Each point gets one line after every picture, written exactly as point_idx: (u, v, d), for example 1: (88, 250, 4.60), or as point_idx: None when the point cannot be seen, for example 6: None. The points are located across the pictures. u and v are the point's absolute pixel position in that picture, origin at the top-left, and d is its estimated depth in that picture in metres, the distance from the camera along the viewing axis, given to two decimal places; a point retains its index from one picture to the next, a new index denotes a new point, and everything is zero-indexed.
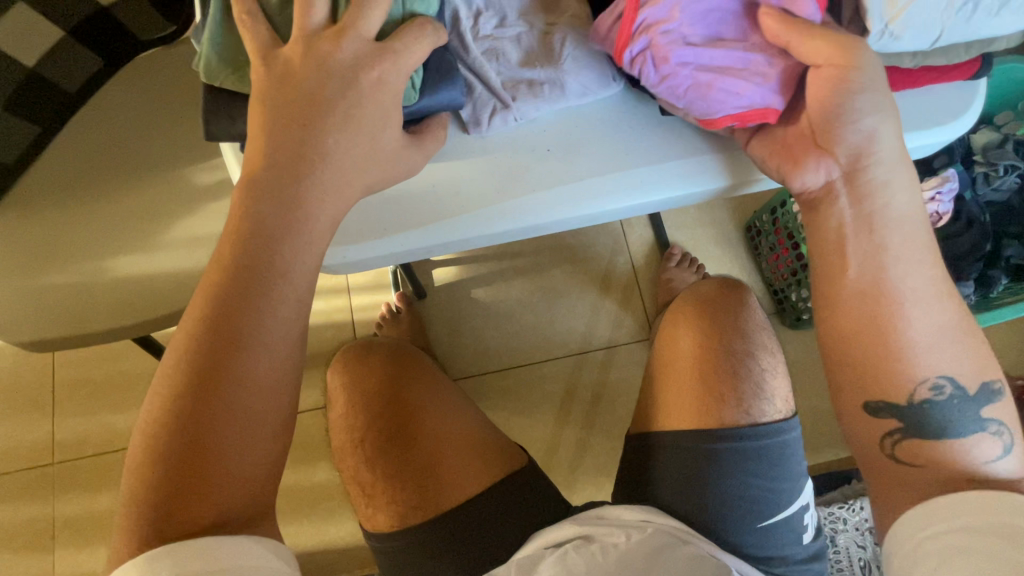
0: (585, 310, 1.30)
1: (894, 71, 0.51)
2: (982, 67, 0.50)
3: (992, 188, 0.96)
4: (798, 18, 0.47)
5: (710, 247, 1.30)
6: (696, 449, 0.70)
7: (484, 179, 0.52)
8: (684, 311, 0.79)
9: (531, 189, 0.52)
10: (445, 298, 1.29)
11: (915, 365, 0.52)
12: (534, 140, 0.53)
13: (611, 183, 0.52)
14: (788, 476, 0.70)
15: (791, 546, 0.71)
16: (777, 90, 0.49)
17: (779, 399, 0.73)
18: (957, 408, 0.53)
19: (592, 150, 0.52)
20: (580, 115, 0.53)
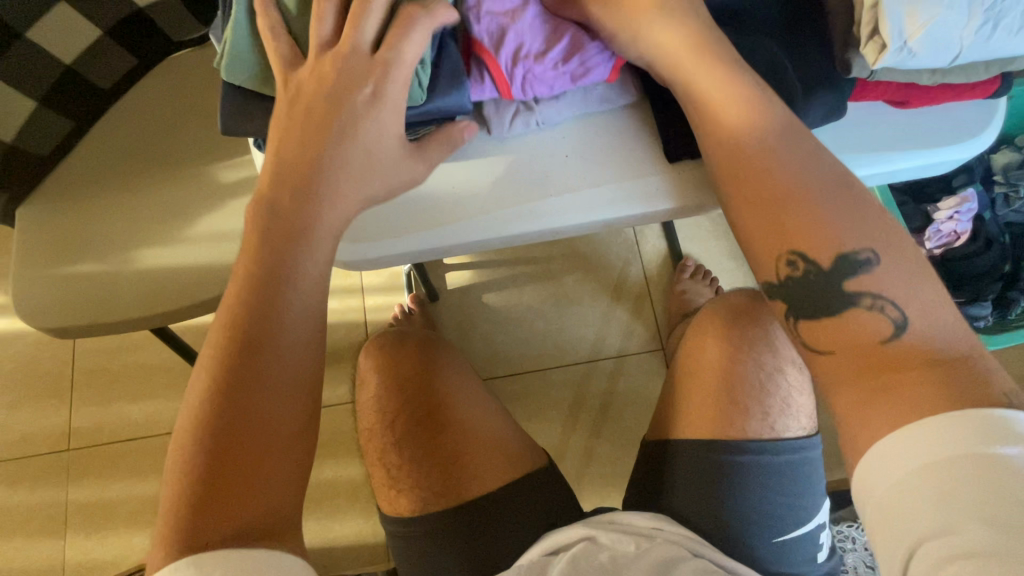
0: (595, 318, 1.30)
1: (912, 88, 0.50)
2: (1001, 86, 0.50)
3: (1013, 209, 0.95)
4: None
5: (723, 259, 1.30)
6: (716, 459, 0.69)
7: (508, 182, 0.53)
8: (712, 319, 0.77)
9: (554, 194, 0.53)
10: (457, 302, 1.30)
11: (810, 248, 0.47)
12: (550, 145, 0.54)
13: (625, 190, 0.52)
14: (807, 492, 0.70)
15: (805, 563, 0.71)
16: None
17: (803, 415, 0.72)
18: (829, 279, 0.46)
19: (605, 158, 0.53)
20: (592, 124, 0.54)
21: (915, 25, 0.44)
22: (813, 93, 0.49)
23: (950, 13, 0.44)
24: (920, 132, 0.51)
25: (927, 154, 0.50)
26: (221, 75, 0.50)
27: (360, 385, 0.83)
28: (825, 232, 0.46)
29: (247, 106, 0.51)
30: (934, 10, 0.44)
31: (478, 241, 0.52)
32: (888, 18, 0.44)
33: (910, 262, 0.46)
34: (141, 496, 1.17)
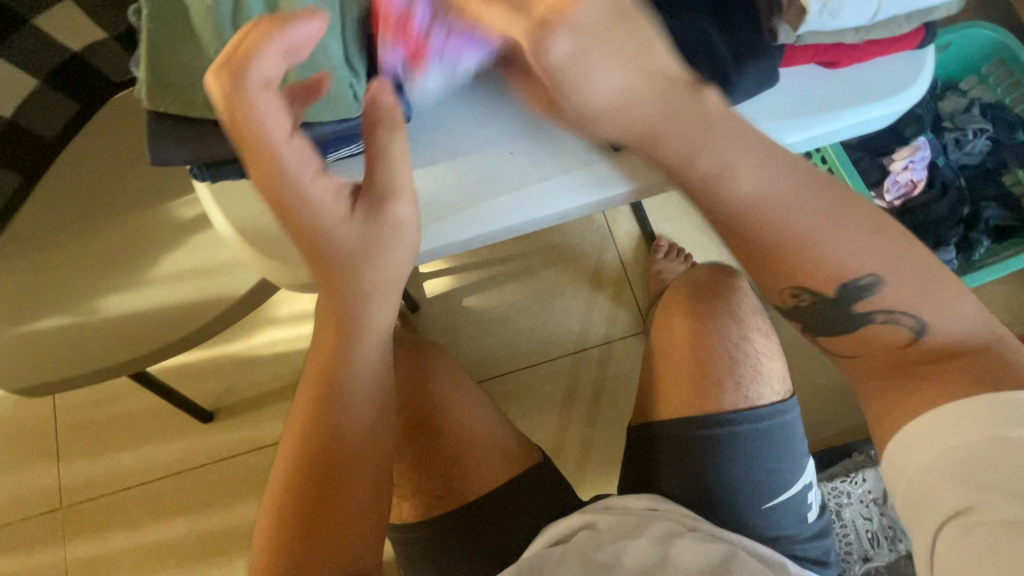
0: (578, 309, 1.31)
1: (839, 49, 0.50)
2: (925, 37, 0.51)
3: (964, 152, 0.96)
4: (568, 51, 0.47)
5: (696, 235, 1.31)
6: (697, 435, 0.69)
7: (463, 182, 0.52)
8: (680, 295, 0.77)
9: (513, 186, 0.52)
10: (439, 309, 1.30)
11: (786, 279, 0.48)
12: (503, 138, 0.52)
13: (598, 172, 0.52)
14: (792, 456, 0.69)
15: (797, 525, 0.70)
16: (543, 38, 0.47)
17: (776, 380, 0.71)
18: (829, 308, 0.48)
19: (567, 140, 0.52)
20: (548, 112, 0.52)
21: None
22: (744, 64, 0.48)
23: None
24: (853, 89, 0.51)
25: (860, 113, 0.51)
26: (145, 106, 0.45)
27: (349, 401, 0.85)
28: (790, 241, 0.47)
29: (167, 131, 0.45)
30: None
31: (432, 246, 0.51)
32: None
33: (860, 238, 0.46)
34: (143, 544, 1.16)
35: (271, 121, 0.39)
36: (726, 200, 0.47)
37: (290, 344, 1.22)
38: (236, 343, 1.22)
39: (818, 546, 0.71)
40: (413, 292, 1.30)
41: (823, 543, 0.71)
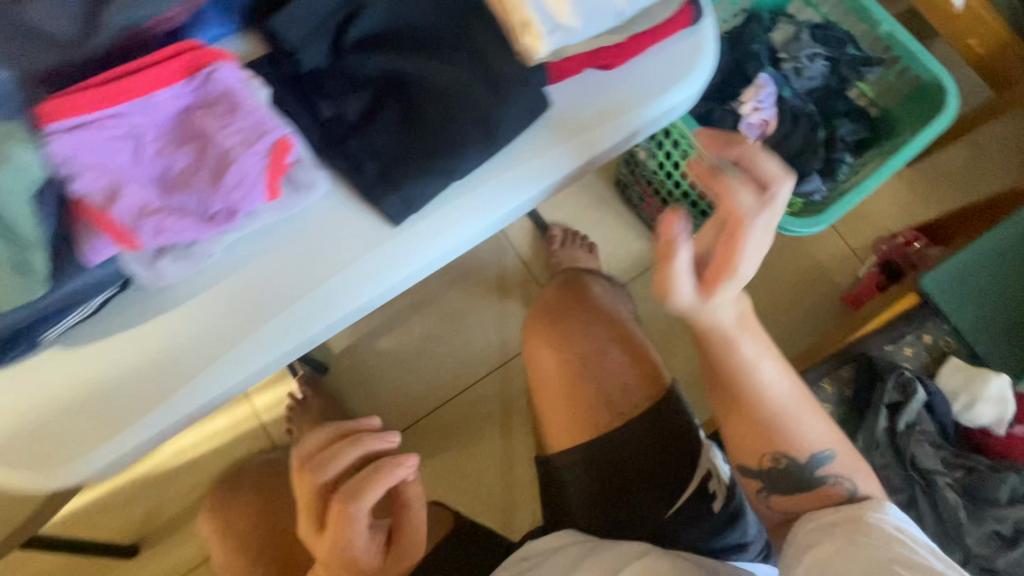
0: (492, 321, 1.25)
1: (609, 49, 0.45)
2: (695, 11, 0.46)
3: (806, 78, 0.95)
4: (272, 163, 0.39)
5: (588, 215, 1.26)
6: (584, 461, 0.68)
7: (220, 313, 0.42)
8: (538, 323, 0.79)
9: (284, 302, 0.42)
10: (349, 362, 1.19)
11: (772, 439, 0.56)
12: (258, 249, 0.42)
13: (379, 261, 0.43)
14: (679, 451, 0.67)
15: (709, 518, 0.64)
16: (236, 147, 0.38)
17: (642, 383, 0.71)
18: (799, 473, 0.55)
19: (337, 233, 0.43)
20: (307, 210, 0.42)
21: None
22: (508, 95, 0.43)
23: None
24: (634, 88, 0.47)
25: (651, 112, 0.47)
26: None
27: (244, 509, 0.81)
28: (772, 416, 0.56)
29: None
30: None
31: (213, 394, 0.42)
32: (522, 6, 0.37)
33: (823, 434, 0.56)
34: None
35: (358, 524, 0.46)
36: (740, 377, 0.56)
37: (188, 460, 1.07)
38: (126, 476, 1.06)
39: (740, 530, 0.64)
40: (317, 353, 1.18)
41: (747, 527, 0.65)
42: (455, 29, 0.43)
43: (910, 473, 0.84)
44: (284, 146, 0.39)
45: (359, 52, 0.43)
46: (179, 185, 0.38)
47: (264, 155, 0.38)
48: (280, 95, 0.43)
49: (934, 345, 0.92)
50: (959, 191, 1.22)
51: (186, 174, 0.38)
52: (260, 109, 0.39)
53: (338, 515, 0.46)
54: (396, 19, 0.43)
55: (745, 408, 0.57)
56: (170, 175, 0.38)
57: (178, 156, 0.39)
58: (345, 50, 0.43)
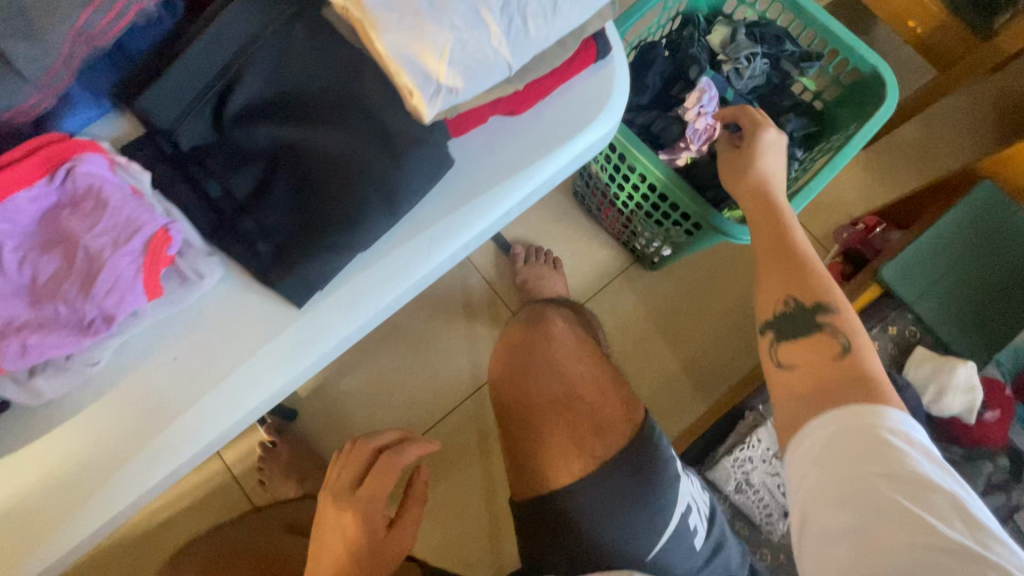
0: (461, 346, 1.14)
1: (512, 97, 0.42)
2: (601, 48, 0.44)
3: (747, 79, 0.93)
4: (154, 258, 0.36)
5: (556, 227, 1.19)
6: (562, 508, 0.64)
7: (111, 427, 0.38)
8: (501, 368, 0.75)
9: (183, 405, 0.39)
10: (319, 403, 1.09)
11: (790, 283, 0.53)
12: (147, 353, 0.39)
13: (285, 348, 0.41)
14: (660, 492, 0.64)
15: (687, 558, 0.64)
16: (107, 245, 0.35)
17: (617, 422, 0.67)
18: (804, 322, 0.51)
19: (234, 323, 0.40)
20: (197, 303, 0.40)
21: (436, 62, 0.34)
22: (406, 158, 0.40)
23: (470, 34, 0.34)
24: (542, 134, 0.45)
25: (563, 156, 0.45)
26: None
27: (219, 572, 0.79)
28: (793, 263, 0.53)
29: None
30: (459, 25, 0.34)
31: (114, 513, 0.38)
32: (395, 68, 0.34)
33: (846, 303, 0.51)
34: None
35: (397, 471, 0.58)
36: (770, 225, 0.56)
37: (141, 533, 0.99)
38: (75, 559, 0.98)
39: (715, 565, 0.66)
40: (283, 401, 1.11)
41: (723, 559, 0.66)
42: (341, 92, 0.40)
43: None
44: (163, 239, 0.36)
45: (242, 124, 0.40)
46: (47, 294, 0.35)
47: (139, 254, 0.35)
48: (166, 178, 0.41)
49: (901, 335, 0.89)
50: (916, 169, 1.18)
51: (55, 282, 0.35)
52: (131, 203, 0.36)
53: (380, 466, 0.57)
54: (279, 84, 0.40)
55: (774, 262, 0.55)
56: (40, 286, 0.35)
57: (48, 263, 0.35)
58: (227, 125, 0.40)
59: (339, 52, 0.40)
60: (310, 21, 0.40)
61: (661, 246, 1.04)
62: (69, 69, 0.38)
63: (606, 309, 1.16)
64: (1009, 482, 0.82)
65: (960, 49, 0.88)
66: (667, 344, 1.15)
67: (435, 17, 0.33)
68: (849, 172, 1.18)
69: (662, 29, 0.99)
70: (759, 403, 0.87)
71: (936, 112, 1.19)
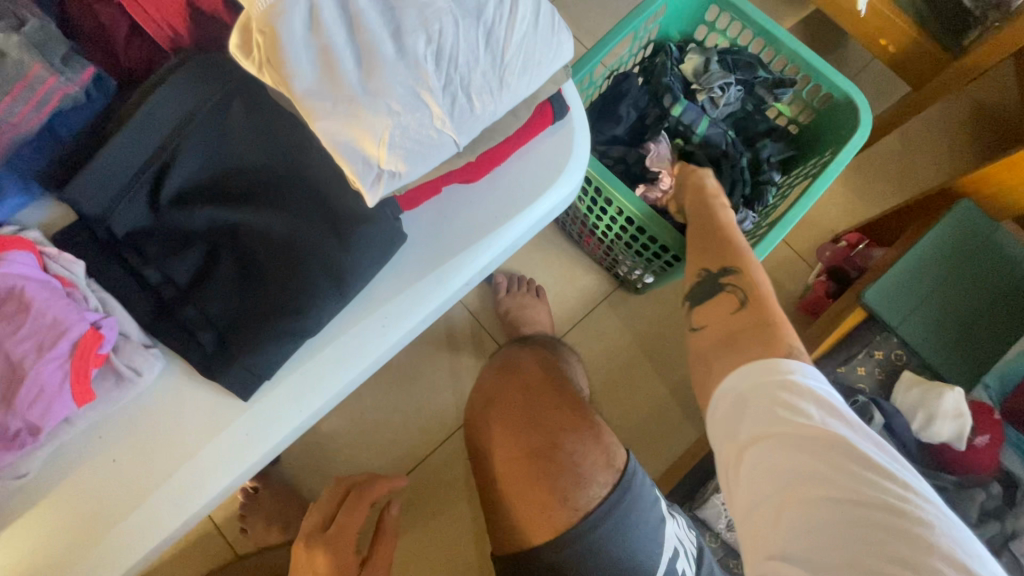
0: (446, 380, 1.06)
1: (467, 166, 0.40)
2: (557, 110, 0.42)
3: (722, 107, 0.92)
4: (82, 360, 0.34)
5: (538, 252, 1.16)
6: (545, 564, 0.60)
7: (45, 539, 0.36)
8: (474, 421, 0.73)
9: (125, 510, 0.37)
10: (301, 447, 1.03)
11: (700, 254, 0.55)
12: (83, 458, 0.36)
13: (232, 442, 0.38)
14: (645, 543, 0.61)
15: None
16: (31, 352, 0.33)
17: (599, 469, 0.63)
18: (707, 284, 0.52)
19: (177, 418, 0.38)
20: (138, 398, 0.37)
21: (375, 148, 0.32)
22: (354, 238, 0.38)
23: (410, 116, 0.32)
24: (500, 199, 0.43)
25: (524, 222, 0.43)
26: None
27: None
28: (706, 233, 0.55)
29: None
30: (397, 108, 0.32)
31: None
32: (334, 153, 0.32)
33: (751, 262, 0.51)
34: None
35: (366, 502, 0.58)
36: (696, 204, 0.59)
37: None
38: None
39: None
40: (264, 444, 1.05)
41: None
42: (285, 170, 0.39)
43: None
44: (92, 338, 0.34)
45: (181, 208, 0.39)
46: None
47: (66, 357, 0.33)
48: (99, 265, 0.38)
49: (886, 359, 0.85)
50: (899, 182, 1.16)
51: None
52: (58, 303, 0.34)
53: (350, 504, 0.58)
54: (219, 164, 0.39)
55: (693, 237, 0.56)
56: None
57: None
58: (164, 209, 0.39)
59: (278, 129, 0.39)
60: (248, 97, 0.39)
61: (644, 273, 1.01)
62: None
63: (591, 335, 1.12)
64: (1004, 508, 0.76)
65: (932, 66, 0.86)
66: (654, 368, 1.12)
67: (370, 100, 0.31)
68: (833, 187, 1.16)
69: (634, 57, 0.98)
70: None
71: (918, 126, 1.18)
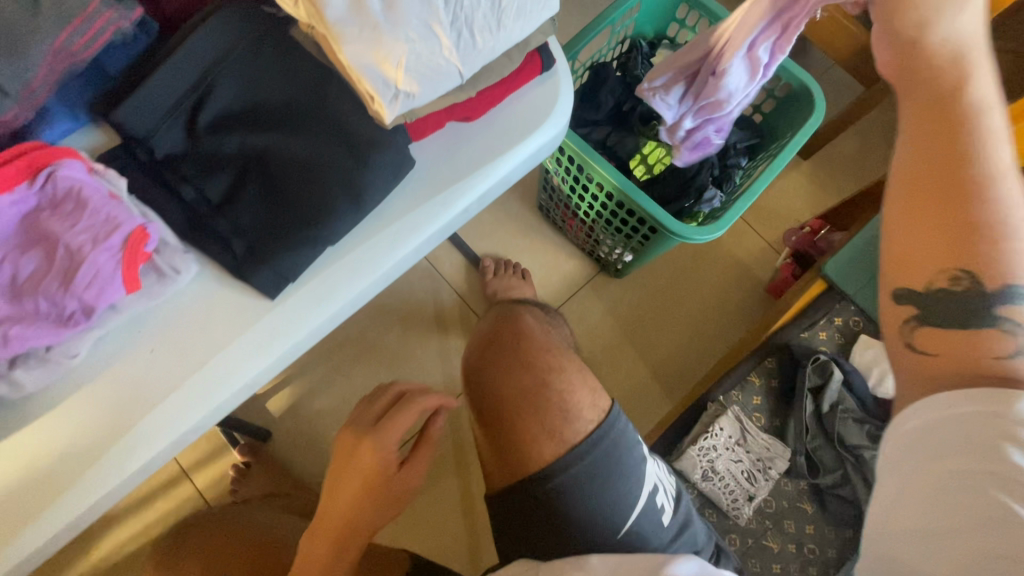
0: (435, 360, 1.09)
1: (467, 103, 0.47)
2: (544, 60, 0.49)
3: None
4: (132, 251, 0.38)
5: (524, 240, 1.20)
6: (535, 493, 0.65)
7: (92, 417, 0.40)
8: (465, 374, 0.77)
9: (162, 395, 0.41)
10: (292, 425, 1.04)
11: (962, 246, 0.38)
12: (125, 349, 0.41)
13: (257, 338, 0.43)
14: (626, 473, 0.66)
15: (654, 535, 0.66)
16: (88, 240, 0.37)
17: (586, 407, 0.69)
18: (961, 304, 0.39)
19: (209, 315, 0.42)
20: (178, 298, 0.42)
21: (394, 70, 0.38)
22: (370, 159, 0.43)
23: (423, 45, 0.39)
24: (495, 137, 0.49)
25: (516, 156, 0.49)
26: None
27: (174, 571, 0.65)
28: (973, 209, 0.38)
29: None
30: (413, 37, 0.38)
31: (92, 503, 0.39)
32: (359, 76, 0.38)
33: None
34: None
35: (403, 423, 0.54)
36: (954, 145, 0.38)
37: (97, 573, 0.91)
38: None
39: (684, 541, 0.68)
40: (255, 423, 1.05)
41: (691, 536, 0.69)
42: (310, 101, 0.44)
43: (842, 451, 0.88)
44: (138, 234, 0.39)
45: (216, 133, 0.43)
46: (28, 284, 0.37)
47: (118, 248, 0.38)
48: (142, 183, 0.43)
49: (845, 326, 0.95)
50: (854, 178, 1.26)
51: (36, 275, 0.37)
52: (109, 202, 0.39)
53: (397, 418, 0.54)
54: (249, 94, 0.44)
55: (942, 214, 0.39)
56: (23, 278, 0.37)
57: (28, 259, 0.37)
58: (199, 134, 0.43)
59: (303, 66, 0.44)
60: (276, 38, 0.44)
61: (623, 252, 1.08)
62: (48, 82, 0.40)
63: (574, 318, 1.18)
64: None
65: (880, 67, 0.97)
66: (634, 349, 1.18)
67: (391, 29, 0.38)
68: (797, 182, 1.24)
69: (612, 51, 1.05)
70: (720, 394, 0.92)
71: (868, 130, 1.29)
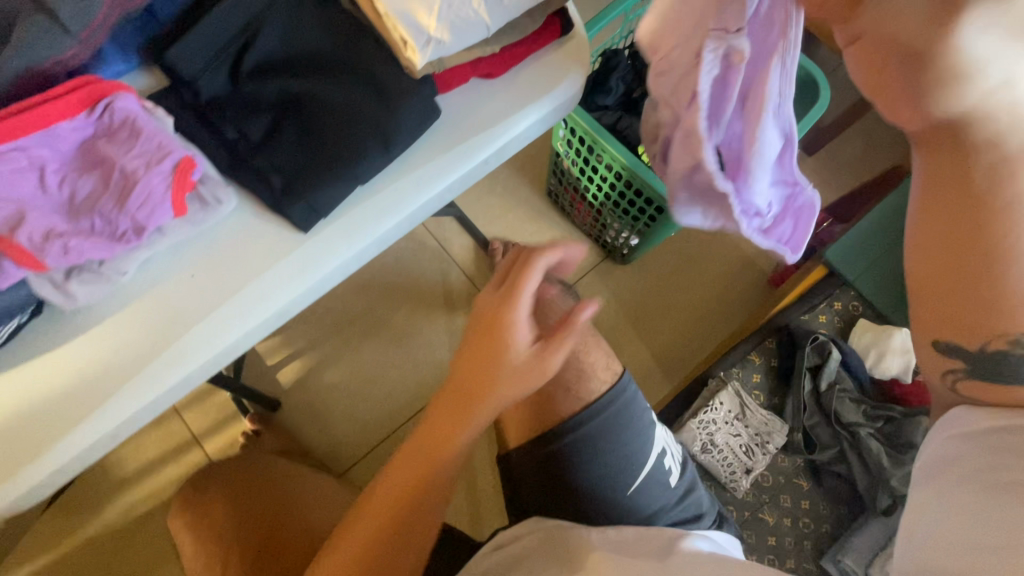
0: (443, 338, 1.11)
1: (491, 59, 0.50)
2: (563, 23, 0.52)
3: None
4: (179, 177, 0.41)
5: (533, 225, 1.22)
6: (547, 451, 0.67)
7: (138, 331, 0.43)
8: None
9: (202, 313, 0.44)
10: (301, 396, 1.06)
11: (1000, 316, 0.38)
12: (170, 271, 0.44)
13: (292, 266, 0.46)
14: (636, 435, 0.69)
15: (662, 494, 0.69)
16: (140, 166, 0.41)
17: (601, 369, 0.71)
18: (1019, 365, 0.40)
19: (248, 244, 0.46)
20: (219, 227, 0.46)
21: (427, 18, 0.42)
22: (401, 105, 0.47)
23: None
24: (515, 94, 0.52)
25: (534, 112, 0.52)
26: None
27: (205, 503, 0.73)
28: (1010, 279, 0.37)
29: None
30: None
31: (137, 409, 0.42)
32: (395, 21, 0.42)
33: None
34: None
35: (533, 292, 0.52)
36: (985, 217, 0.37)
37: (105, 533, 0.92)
38: (20, 570, 0.90)
39: (690, 502, 0.70)
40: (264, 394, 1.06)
41: (697, 498, 0.71)
42: (346, 51, 0.47)
43: (839, 427, 0.90)
44: (185, 163, 0.42)
45: (258, 78, 0.47)
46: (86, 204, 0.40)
47: (168, 173, 0.41)
48: (186, 124, 0.46)
49: (844, 310, 0.97)
50: (858, 174, 1.28)
51: (92, 197, 0.40)
52: (160, 132, 0.42)
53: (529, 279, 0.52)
54: (289, 44, 0.47)
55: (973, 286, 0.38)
56: (81, 199, 0.40)
57: (85, 183, 0.41)
58: (242, 79, 0.47)
59: (340, 19, 0.48)
60: None
61: (629, 236, 1.11)
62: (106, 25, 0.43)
63: None
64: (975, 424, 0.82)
65: None
66: (638, 334, 1.20)
67: None
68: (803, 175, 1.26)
69: (625, 39, 1.09)
70: (720, 369, 0.95)
71: (873, 127, 1.31)
